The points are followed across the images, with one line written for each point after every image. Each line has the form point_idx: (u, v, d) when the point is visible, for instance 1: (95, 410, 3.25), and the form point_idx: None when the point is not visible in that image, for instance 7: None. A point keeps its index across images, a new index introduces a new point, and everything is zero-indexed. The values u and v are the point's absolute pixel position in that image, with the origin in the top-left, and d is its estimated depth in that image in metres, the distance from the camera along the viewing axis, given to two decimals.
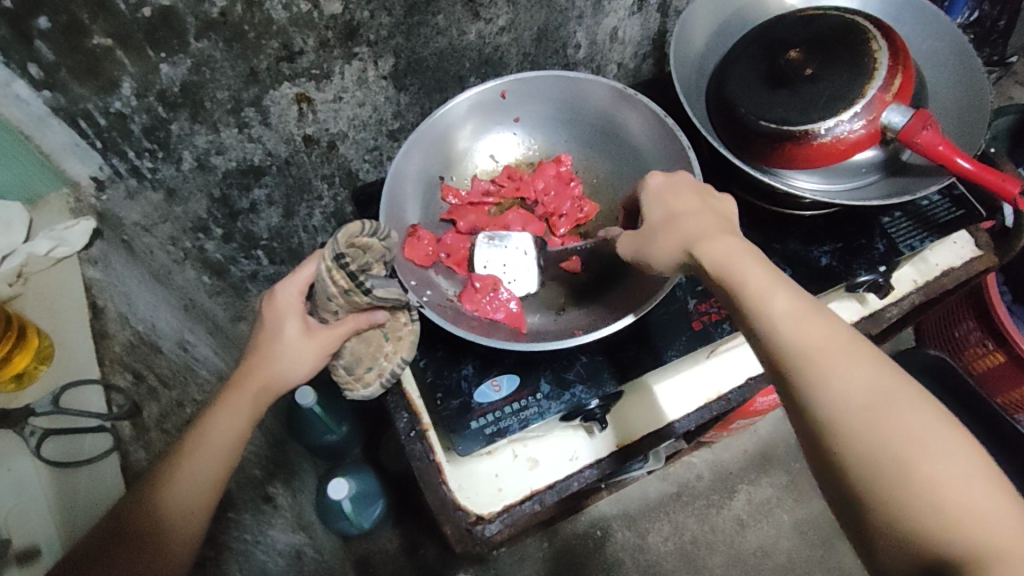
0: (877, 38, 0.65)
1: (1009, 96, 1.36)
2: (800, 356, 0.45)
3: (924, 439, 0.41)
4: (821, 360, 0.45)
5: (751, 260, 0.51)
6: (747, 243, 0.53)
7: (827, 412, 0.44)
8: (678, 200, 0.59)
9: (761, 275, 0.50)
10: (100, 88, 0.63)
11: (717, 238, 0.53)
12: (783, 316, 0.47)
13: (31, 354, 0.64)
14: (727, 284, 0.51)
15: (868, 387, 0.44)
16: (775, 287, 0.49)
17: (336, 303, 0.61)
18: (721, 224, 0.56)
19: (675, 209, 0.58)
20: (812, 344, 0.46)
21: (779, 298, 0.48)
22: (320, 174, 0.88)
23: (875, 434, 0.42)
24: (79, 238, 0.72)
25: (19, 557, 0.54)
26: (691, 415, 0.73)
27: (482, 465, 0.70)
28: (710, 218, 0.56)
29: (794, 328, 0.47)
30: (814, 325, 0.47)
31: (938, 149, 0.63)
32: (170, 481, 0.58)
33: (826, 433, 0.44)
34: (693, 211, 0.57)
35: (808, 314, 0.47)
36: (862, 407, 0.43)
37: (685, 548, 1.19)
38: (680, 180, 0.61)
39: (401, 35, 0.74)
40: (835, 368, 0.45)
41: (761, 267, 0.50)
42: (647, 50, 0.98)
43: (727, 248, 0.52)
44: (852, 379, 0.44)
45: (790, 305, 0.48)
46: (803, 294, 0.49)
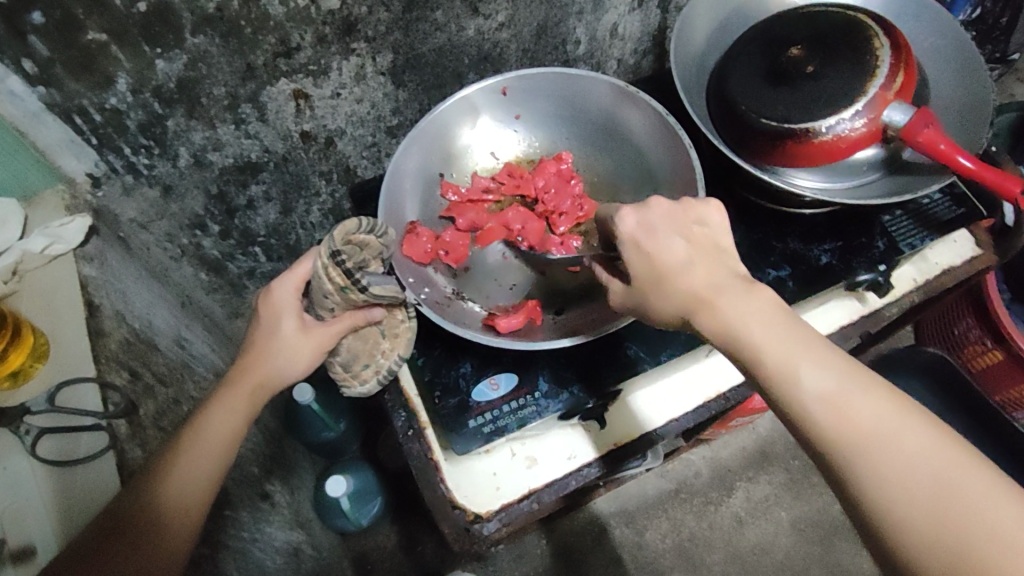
0: (879, 36, 0.64)
1: (1010, 93, 1.36)
2: (845, 445, 0.43)
3: (989, 529, 0.39)
4: (870, 448, 0.43)
5: (763, 326, 0.47)
6: (751, 295, 0.49)
7: (889, 509, 0.41)
8: (660, 244, 0.52)
9: (783, 346, 0.46)
10: (95, 84, 0.63)
11: (718, 301, 0.49)
12: (820, 398, 0.44)
13: (27, 352, 0.64)
14: (744, 360, 0.47)
15: (929, 473, 0.41)
16: (802, 360, 0.46)
17: (332, 301, 0.60)
18: (716, 269, 0.51)
19: (659, 261, 0.51)
20: (858, 430, 0.43)
21: (808, 373, 0.45)
22: (318, 170, 0.87)
23: (948, 533, 0.39)
24: (75, 235, 0.72)
25: (14, 557, 0.54)
26: (690, 413, 0.73)
27: (480, 463, 0.70)
28: (703, 265, 0.51)
29: (832, 409, 0.44)
30: (857, 405, 0.44)
31: (939, 148, 0.63)
32: (166, 476, 0.57)
33: (891, 531, 0.41)
34: (681, 259, 0.51)
35: (846, 391, 0.44)
36: (927, 501, 0.41)
37: (683, 546, 1.19)
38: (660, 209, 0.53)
39: (399, 30, 0.73)
40: (885, 453, 0.42)
41: (780, 335, 0.47)
42: (647, 46, 0.97)
43: (734, 313, 0.48)
44: (911, 467, 0.42)
45: (823, 382, 0.45)
46: (835, 363, 0.46)
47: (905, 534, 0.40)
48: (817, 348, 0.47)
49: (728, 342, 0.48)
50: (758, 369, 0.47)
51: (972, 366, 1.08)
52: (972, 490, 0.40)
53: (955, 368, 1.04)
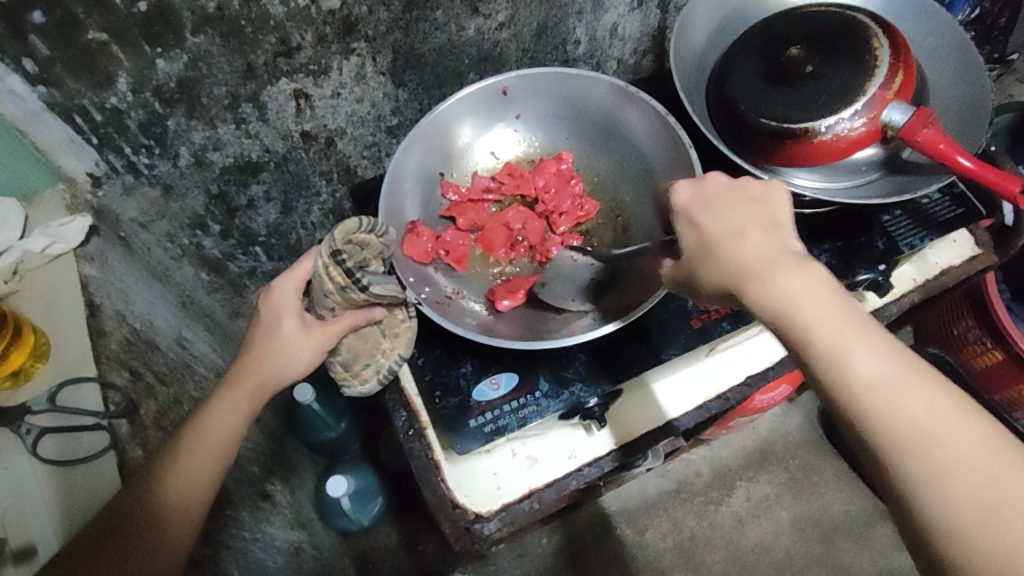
0: (878, 36, 0.64)
1: (1009, 93, 1.36)
2: (896, 440, 0.40)
3: None
4: (923, 444, 0.39)
5: (815, 303, 0.44)
6: (807, 273, 0.46)
7: (948, 522, 0.38)
8: (710, 217, 0.52)
9: (836, 330, 0.43)
10: (96, 84, 0.63)
11: (767, 275, 0.46)
12: (872, 387, 0.41)
13: (28, 351, 0.64)
14: (793, 339, 0.44)
15: (986, 477, 0.38)
16: (857, 347, 0.42)
17: (332, 300, 0.60)
18: (770, 245, 0.49)
19: (712, 231, 0.51)
20: (911, 425, 0.40)
21: (863, 360, 0.42)
22: (319, 170, 0.87)
23: (999, 541, 0.36)
24: (75, 236, 0.72)
25: (15, 556, 0.54)
26: (690, 413, 0.73)
27: (481, 463, 0.70)
28: (754, 240, 0.49)
29: (884, 403, 0.41)
30: (913, 399, 0.40)
31: (938, 148, 0.63)
32: (167, 475, 0.58)
33: (949, 546, 0.38)
34: (732, 230, 0.50)
35: (902, 382, 0.41)
36: (981, 508, 0.37)
37: (684, 545, 1.20)
38: (718, 188, 0.54)
39: (399, 30, 0.73)
40: (944, 457, 0.39)
41: (835, 317, 0.43)
42: (647, 46, 0.97)
43: (788, 291, 0.45)
44: (970, 471, 0.38)
45: (880, 375, 0.41)
46: (893, 352, 0.42)
47: (950, 538, 0.38)
48: (874, 335, 0.43)
49: (779, 320, 0.45)
50: (806, 351, 0.44)
51: (972, 366, 1.08)
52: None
53: (955, 367, 1.04)
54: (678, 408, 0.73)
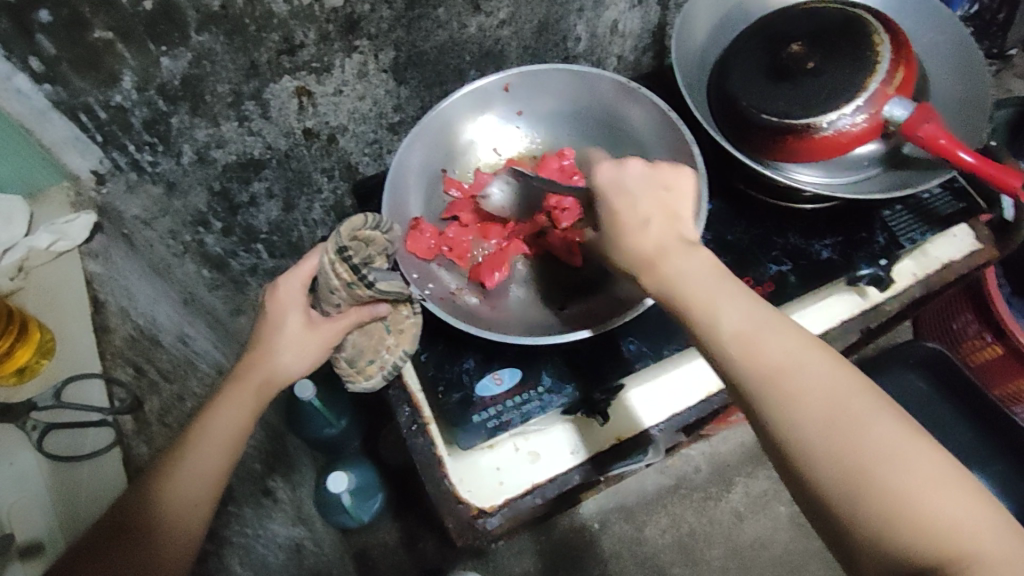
0: (879, 32, 0.65)
1: (1008, 89, 1.36)
2: (757, 377, 0.46)
3: (886, 449, 0.41)
4: (779, 379, 0.45)
5: (695, 274, 0.51)
6: (695, 258, 0.52)
7: (798, 438, 0.43)
8: (623, 208, 0.56)
9: (709, 293, 0.50)
10: (100, 82, 0.63)
11: (663, 260, 0.53)
12: (736, 337, 0.47)
13: (32, 348, 0.64)
14: (676, 306, 0.51)
15: (831, 399, 0.44)
16: (724, 305, 0.49)
17: (338, 296, 0.61)
18: (669, 235, 0.54)
19: (622, 221, 0.56)
20: (770, 364, 0.46)
21: (728, 315, 0.48)
22: (320, 167, 0.87)
23: (842, 450, 0.42)
24: (80, 233, 0.72)
25: (21, 552, 0.54)
26: (692, 408, 0.73)
27: (484, 458, 0.70)
28: (658, 229, 0.54)
29: (748, 345, 0.47)
30: (771, 342, 0.46)
31: (939, 142, 0.63)
32: (177, 472, 0.58)
33: (802, 457, 0.43)
34: (640, 220, 0.55)
35: (761, 330, 0.47)
36: (828, 427, 0.43)
37: (684, 541, 1.20)
38: (629, 175, 0.57)
39: (401, 28, 0.74)
40: (797, 384, 0.45)
41: (709, 284, 0.50)
42: (647, 43, 0.98)
43: (678, 270, 0.52)
44: (817, 393, 0.44)
45: (744, 324, 0.48)
46: (755, 305, 0.49)
47: (805, 455, 0.43)
48: (740, 293, 0.50)
49: (668, 293, 0.51)
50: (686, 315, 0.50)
51: (971, 361, 1.08)
52: (867, 408, 0.43)
53: (954, 363, 1.05)
54: (652, 417, 0.72)
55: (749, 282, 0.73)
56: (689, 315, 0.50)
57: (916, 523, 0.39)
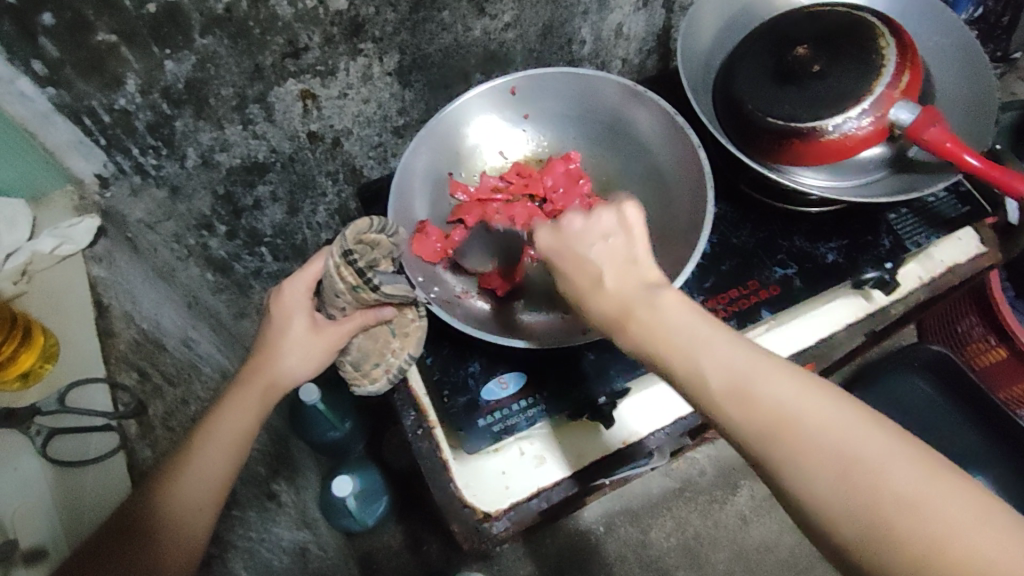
0: (885, 35, 0.65)
1: (1011, 92, 1.37)
2: (759, 438, 0.41)
3: (909, 498, 0.37)
4: (784, 434, 0.40)
5: (670, 321, 0.45)
6: (661, 304, 0.46)
7: (813, 498, 0.39)
8: (574, 266, 0.49)
9: (688, 346, 0.44)
10: (105, 85, 0.63)
11: (628, 314, 0.46)
12: (729, 393, 0.42)
13: (36, 354, 0.64)
14: (656, 365, 0.45)
15: (845, 449, 0.39)
16: (707, 356, 0.43)
17: (344, 300, 0.61)
18: (630, 283, 0.47)
19: (575, 282, 0.49)
20: (772, 420, 0.41)
21: (715, 367, 0.43)
22: (325, 170, 0.87)
23: (866, 507, 0.38)
24: (83, 236, 0.72)
25: (25, 557, 0.54)
26: (697, 412, 0.72)
27: (489, 462, 0.69)
28: (615, 283, 0.48)
29: (740, 401, 0.42)
30: (769, 393, 0.41)
31: (945, 146, 0.63)
32: (181, 475, 0.58)
33: (822, 518, 0.39)
34: (593, 279, 0.48)
35: (755, 379, 0.42)
36: (845, 482, 0.39)
37: (689, 544, 1.20)
38: (569, 234, 0.50)
39: (406, 31, 0.73)
40: (801, 441, 0.40)
41: (685, 332, 0.44)
42: (652, 46, 0.98)
43: (648, 326, 0.45)
44: (823, 445, 0.40)
45: (733, 377, 0.42)
46: (740, 349, 0.43)
47: (826, 517, 0.39)
48: (723, 338, 0.44)
49: (644, 352, 0.45)
50: (669, 373, 0.45)
51: (976, 363, 1.08)
52: (880, 452, 0.39)
53: (959, 365, 1.05)
54: (648, 425, 0.72)
55: (755, 286, 0.73)
56: (673, 373, 0.44)
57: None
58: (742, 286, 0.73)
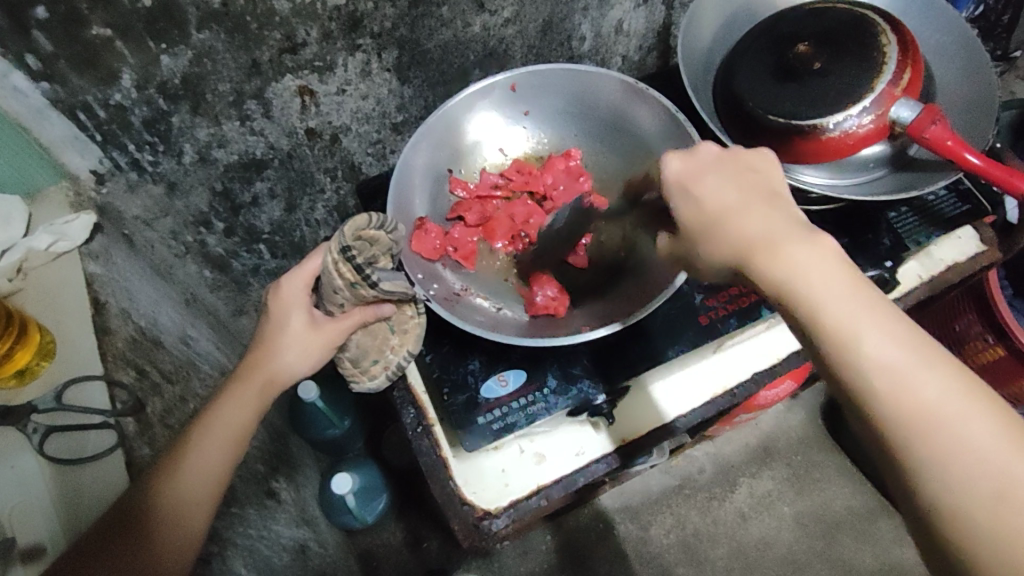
0: (886, 32, 0.65)
1: (1010, 90, 1.37)
2: (905, 418, 0.40)
3: None
4: (934, 427, 0.40)
5: (828, 282, 0.44)
6: (819, 250, 0.45)
7: (944, 494, 0.39)
8: (709, 190, 0.50)
9: (847, 311, 0.43)
10: (100, 80, 0.62)
11: (776, 252, 0.46)
12: (884, 367, 0.41)
13: (33, 351, 0.63)
14: (802, 317, 0.44)
15: (997, 464, 0.38)
16: (869, 324, 0.42)
17: (342, 296, 0.60)
18: (780, 222, 0.48)
19: (710, 205, 0.50)
20: (922, 408, 0.40)
21: (876, 340, 0.42)
22: (323, 167, 0.87)
23: (1005, 527, 0.37)
24: (79, 232, 0.71)
25: (23, 556, 0.53)
26: (696, 409, 0.73)
27: (488, 460, 0.69)
28: (758, 216, 0.48)
29: (893, 377, 0.41)
30: (926, 384, 0.40)
31: (946, 144, 0.63)
32: (181, 470, 0.57)
33: (946, 517, 0.39)
34: (735, 208, 0.49)
35: (914, 365, 0.41)
36: (989, 496, 0.38)
37: (687, 541, 1.20)
38: (707, 160, 0.52)
39: (405, 26, 0.73)
40: (951, 436, 0.39)
41: (847, 295, 0.43)
42: (652, 43, 0.97)
43: (798, 270, 0.45)
44: (971, 448, 0.39)
45: (892, 351, 0.41)
46: (906, 331, 0.42)
47: (950, 513, 0.38)
48: (888, 314, 0.43)
49: (789, 299, 0.45)
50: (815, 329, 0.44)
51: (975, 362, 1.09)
52: None
53: (957, 364, 1.05)
54: (678, 408, 0.73)
55: None
56: (819, 328, 0.43)
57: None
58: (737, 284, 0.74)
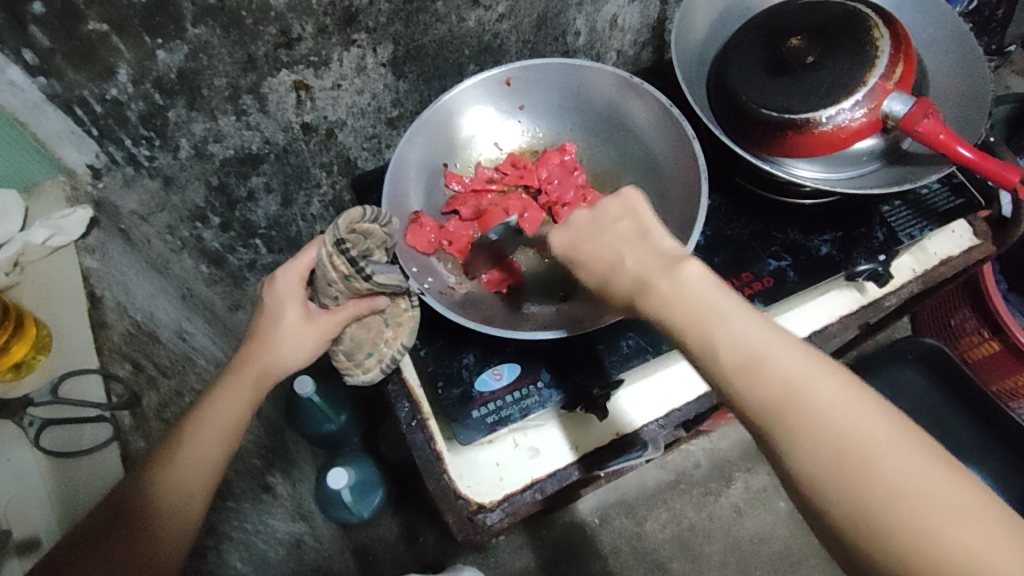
0: (879, 26, 0.65)
1: (1006, 85, 1.37)
2: (766, 408, 0.39)
3: (918, 495, 0.36)
4: (790, 410, 0.39)
5: (689, 293, 0.44)
6: (682, 270, 0.45)
7: (810, 474, 0.38)
8: (589, 250, 0.51)
9: (704, 317, 0.42)
10: (96, 75, 0.63)
11: (655, 285, 0.45)
12: (741, 361, 0.41)
13: (29, 344, 0.64)
14: (670, 332, 0.44)
15: (851, 431, 0.38)
16: (722, 325, 0.42)
17: (336, 289, 0.61)
18: (649, 252, 0.48)
19: (594, 261, 0.50)
20: (780, 392, 0.39)
21: (730, 335, 0.41)
22: (319, 161, 0.87)
23: (861, 496, 0.37)
24: (76, 227, 0.72)
25: (18, 548, 0.54)
26: (691, 403, 0.73)
27: (483, 454, 0.70)
28: (633, 260, 0.48)
29: (749, 370, 0.40)
30: (777, 367, 0.40)
31: (939, 138, 0.63)
32: (176, 461, 0.58)
33: (820, 499, 0.38)
34: (611, 258, 0.49)
35: (766, 351, 0.40)
36: (849, 467, 0.37)
37: (682, 536, 1.20)
38: (579, 226, 0.52)
39: (400, 21, 0.73)
40: (811, 416, 0.39)
41: (705, 302, 0.43)
42: (647, 38, 0.97)
43: (666, 298, 0.44)
44: (828, 424, 0.38)
45: (745, 344, 0.41)
46: (759, 324, 0.42)
47: (821, 493, 0.38)
48: (741, 309, 0.42)
49: (662, 320, 0.44)
50: (681, 339, 0.44)
51: (970, 356, 1.09)
52: (884, 443, 0.37)
53: (952, 358, 1.05)
54: (648, 415, 0.72)
55: (749, 277, 0.73)
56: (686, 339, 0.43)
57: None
58: (736, 278, 0.73)
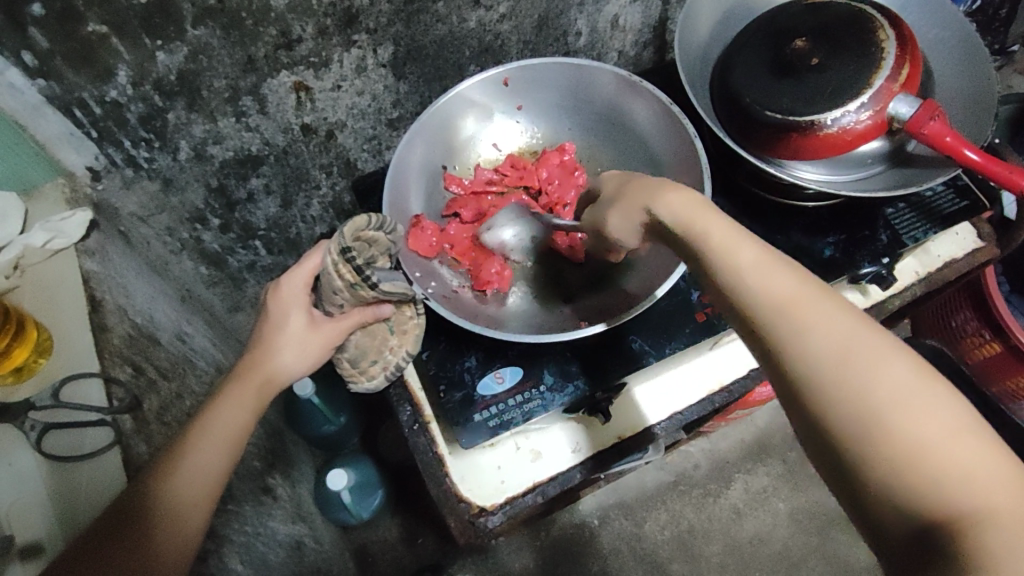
0: (885, 28, 0.64)
1: (1009, 84, 1.36)
2: (771, 307, 0.41)
3: (902, 395, 0.37)
4: (798, 311, 0.41)
5: (712, 213, 0.47)
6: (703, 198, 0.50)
7: (809, 372, 0.39)
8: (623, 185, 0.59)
9: (723, 228, 0.46)
10: (96, 77, 0.62)
11: (673, 195, 0.50)
12: (753, 268, 0.43)
13: (31, 348, 0.63)
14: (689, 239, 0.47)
15: (848, 337, 0.39)
16: (740, 242, 0.45)
17: (341, 297, 0.60)
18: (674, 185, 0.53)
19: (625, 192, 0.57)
20: (786, 297, 0.41)
21: (747, 249, 0.44)
22: (318, 163, 0.86)
23: (856, 390, 0.38)
24: (76, 230, 0.71)
25: (21, 553, 0.53)
26: (692, 407, 0.73)
27: (485, 457, 0.70)
28: (659, 182, 0.53)
29: (761, 277, 0.43)
30: (787, 276, 0.42)
31: (945, 140, 0.62)
32: (177, 471, 0.57)
33: (813, 394, 0.39)
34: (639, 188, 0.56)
35: (779, 265, 0.43)
36: (844, 365, 0.38)
37: (682, 536, 1.21)
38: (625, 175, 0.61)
39: (401, 22, 0.73)
40: (811, 318, 0.40)
41: (726, 220, 0.47)
42: (648, 38, 0.97)
43: (687, 208, 0.49)
44: (827, 327, 0.40)
45: (760, 257, 0.44)
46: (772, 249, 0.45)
47: (814, 389, 0.39)
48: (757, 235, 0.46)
49: (683, 230, 0.48)
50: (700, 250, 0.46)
51: (970, 357, 1.09)
52: (879, 350, 0.39)
53: (953, 359, 1.05)
54: (651, 417, 0.72)
55: None
56: (704, 248, 0.46)
57: (932, 472, 0.35)
58: None
